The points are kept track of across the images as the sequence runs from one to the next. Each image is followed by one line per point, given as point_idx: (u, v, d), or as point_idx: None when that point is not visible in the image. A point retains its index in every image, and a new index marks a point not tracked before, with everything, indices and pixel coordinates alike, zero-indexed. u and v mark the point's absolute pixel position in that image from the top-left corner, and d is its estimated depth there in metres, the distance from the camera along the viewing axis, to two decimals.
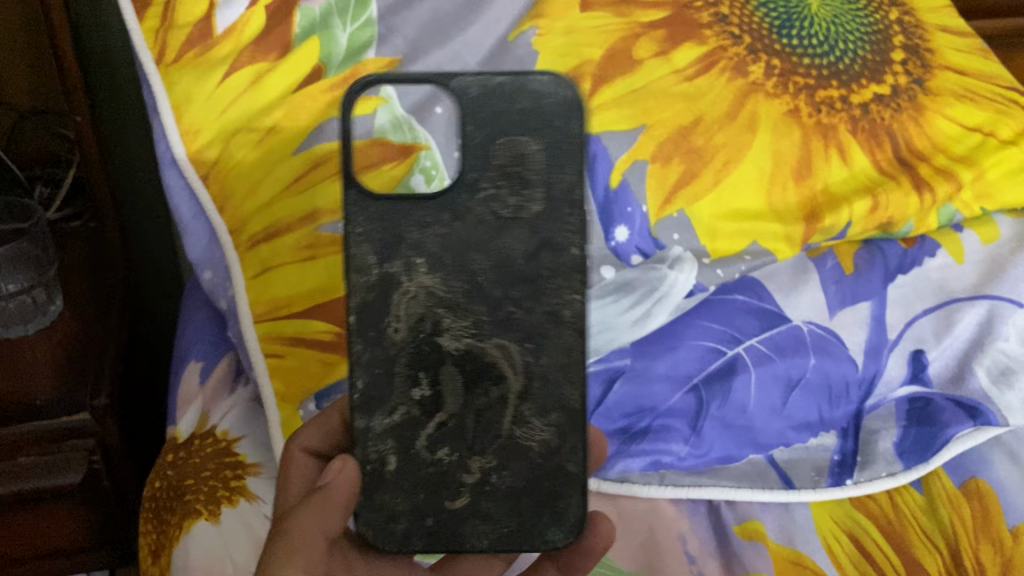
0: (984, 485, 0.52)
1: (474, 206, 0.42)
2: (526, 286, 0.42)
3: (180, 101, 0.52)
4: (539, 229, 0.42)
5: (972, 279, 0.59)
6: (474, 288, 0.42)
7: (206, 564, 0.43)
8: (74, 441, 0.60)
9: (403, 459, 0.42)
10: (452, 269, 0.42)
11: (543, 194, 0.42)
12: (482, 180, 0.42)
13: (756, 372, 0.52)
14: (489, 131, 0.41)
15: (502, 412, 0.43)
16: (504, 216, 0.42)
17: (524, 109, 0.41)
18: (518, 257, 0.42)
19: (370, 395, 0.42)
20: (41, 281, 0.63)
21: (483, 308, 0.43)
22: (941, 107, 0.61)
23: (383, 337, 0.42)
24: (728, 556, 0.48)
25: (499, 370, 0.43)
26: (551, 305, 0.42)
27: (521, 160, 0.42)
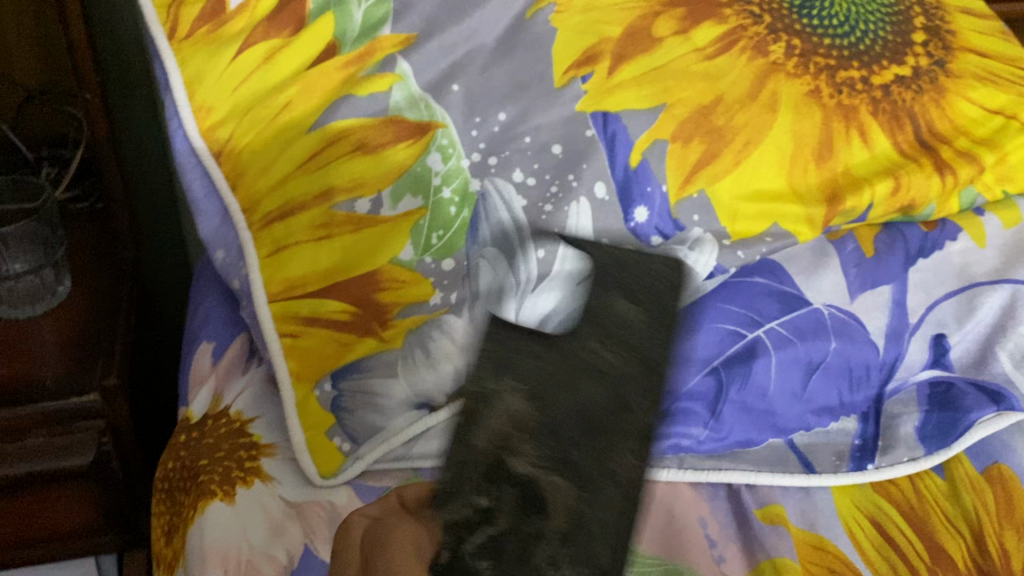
0: (1007, 470, 0.51)
1: (579, 352, 0.41)
2: (598, 437, 0.40)
3: (192, 79, 0.51)
4: (615, 386, 0.41)
5: (994, 263, 0.58)
6: (554, 430, 0.40)
7: (223, 545, 0.43)
8: (85, 422, 0.59)
9: (449, 559, 0.37)
10: (543, 403, 0.40)
11: (636, 361, 0.41)
12: (587, 334, 0.42)
13: (777, 355, 0.52)
14: (605, 290, 0.43)
15: (539, 548, 0.37)
16: (597, 371, 0.41)
17: (631, 277, 0.44)
18: (602, 411, 0.40)
19: (446, 488, 0.38)
20: (50, 262, 0.63)
21: (556, 446, 0.39)
22: (963, 90, 0.60)
23: (470, 443, 0.39)
24: (748, 540, 0.47)
25: (547, 502, 0.38)
26: (612, 467, 0.39)
27: (622, 326, 0.42)
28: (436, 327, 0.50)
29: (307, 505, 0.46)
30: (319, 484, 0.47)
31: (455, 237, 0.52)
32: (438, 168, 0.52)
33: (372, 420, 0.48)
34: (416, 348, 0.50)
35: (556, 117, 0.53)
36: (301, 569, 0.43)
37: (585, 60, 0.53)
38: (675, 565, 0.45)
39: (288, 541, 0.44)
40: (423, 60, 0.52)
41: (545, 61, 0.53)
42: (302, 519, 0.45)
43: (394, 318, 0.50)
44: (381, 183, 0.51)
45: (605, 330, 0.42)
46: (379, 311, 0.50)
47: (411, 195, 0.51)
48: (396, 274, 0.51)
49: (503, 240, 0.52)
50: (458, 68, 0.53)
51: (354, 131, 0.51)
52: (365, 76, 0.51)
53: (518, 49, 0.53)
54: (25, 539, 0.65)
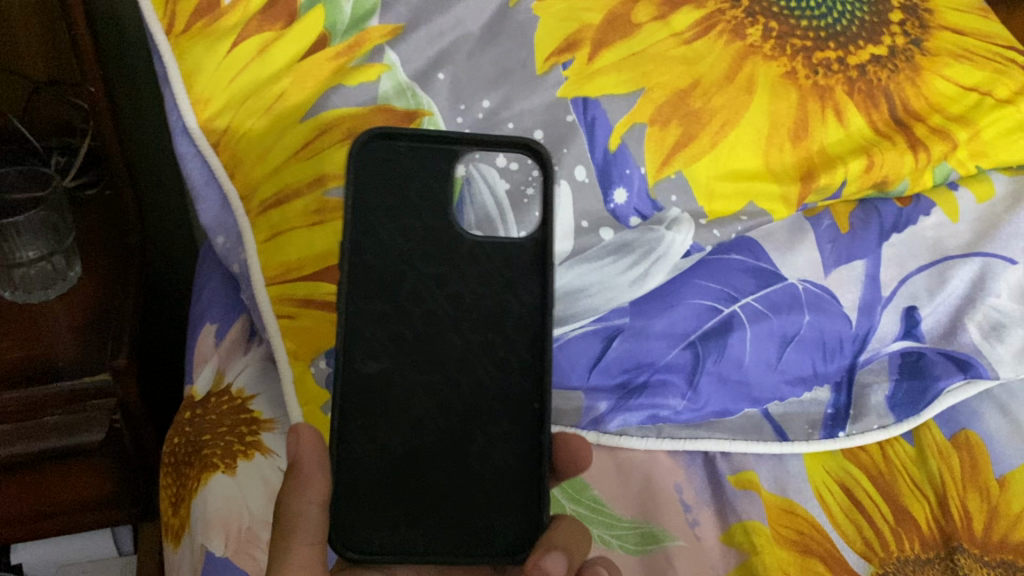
0: (973, 437, 0.54)
1: (427, 266, 0.42)
2: (455, 358, 0.42)
3: (191, 70, 0.53)
4: (470, 301, 0.42)
5: (966, 237, 0.60)
6: (394, 336, 0.41)
7: (224, 515, 0.46)
8: (97, 402, 0.62)
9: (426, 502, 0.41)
10: (388, 322, 0.41)
11: (457, 272, 0.42)
12: (431, 251, 0.42)
13: (752, 329, 0.54)
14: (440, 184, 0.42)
15: (387, 419, 0.41)
16: (458, 293, 0.42)
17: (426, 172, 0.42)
18: (433, 308, 0.42)
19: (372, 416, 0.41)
20: (60, 248, 0.66)
21: (390, 350, 0.41)
22: (938, 68, 0.62)
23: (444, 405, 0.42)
24: (721, 504, 0.50)
25: (417, 410, 0.42)
26: (415, 346, 0.41)
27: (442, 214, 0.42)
28: None
29: None
30: None
31: None
32: None
33: None
34: None
35: (538, 104, 0.54)
36: None
37: (566, 47, 0.55)
38: (649, 528, 0.48)
39: None
40: (411, 48, 0.54)
41: (529, 48, 0.55)
42: None
43: None
44: None
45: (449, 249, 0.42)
46: None
47: None
48: None
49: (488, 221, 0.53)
50: (444, 57, 0.55)
51: (343, 121, 0.53)
52: (354, 67, 0.54)
53: (503, 37, 0.55)
54: (44, 511, 0.68)
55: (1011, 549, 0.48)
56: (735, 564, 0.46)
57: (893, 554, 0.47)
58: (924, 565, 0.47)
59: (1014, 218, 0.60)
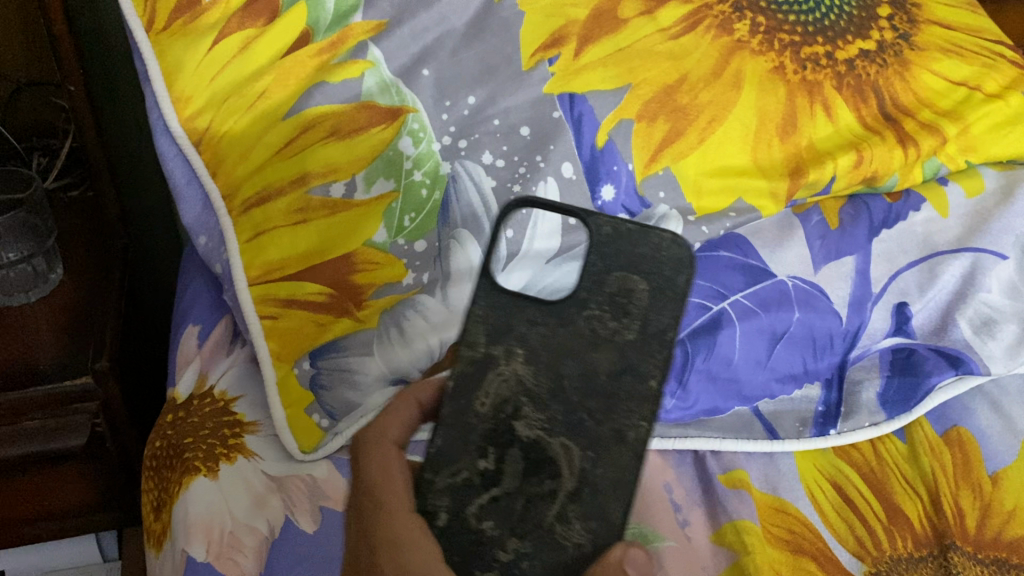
0: (965, 433, 0.53)
1: (577, 319, 0.40)
2: (603, 402, 0.39)
3: (172, 69, 0.52)
4: (626, 352, 0.39)
5: (956, 232, 0.59)
6: (558, 389, 0.39)
7: (207, 519, 0.45)
8: (79, 405, 0.61)
9: (454, 520, 0.38)
10: (545, 366, 0.39)
11: (638, 327, 0.40)
12: (590, 300, 0.40)
13: (741, 326, 0.53)
14: (609, 262, 0.40)
15: (549, 506, 0.38)
16: (599, 335, 0.40)
17: (641, 255, 0.40)
18: (602, 371, 0.39)
19: (439, 454, 0.38)
20: (41, 250, 0.65)
21: (562, 409, 0.39)
22: (926, 62, 0.62)
23: (471, 407, 0.39)
24: (712, 505, 0.49)
25: (606, 512, 0.38)
26: (620, 425, 0.38)
27: (627, 295, 0.40)
28: (411, 306, 0.51)
29: (288, 478, 0.48)
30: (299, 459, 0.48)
31: (426, 220, 0.53)
32: (409, 152, 0.53)
33: (350, 398, 0.50)
34: (392, 327, 0.51)
35: (524, 100, 0.54)
36: (281, 538, 0.45)
37: (552, 43, 0.55)
38: (640, 529, 0.47)
39: (268, 513, 0.46)
40: (394, 44, 0.54)
41: (513, 44, 0.55)
42: (282, 491, 0.47)
43: (371, 299, 0.52)
44: (355, 168, 0.52)
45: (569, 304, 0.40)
46: (355, 293, 0.51)
47: (383, 177, 0.52)
48: (371, 256, 0.52)
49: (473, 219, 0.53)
50: (428, 54, 0.54)
51: (326, 118, 0.52)
52: (337, 63, 0.53)
53: (487, 33, 0.55)
54: (27, 517, 0.67)
55: (1005, 546, 0.47)
56: (726, 564, 0.46)
57: (885, 553, 0.47)
58: (917, 563, 0.46)
59: (1005, 212, 0.60)
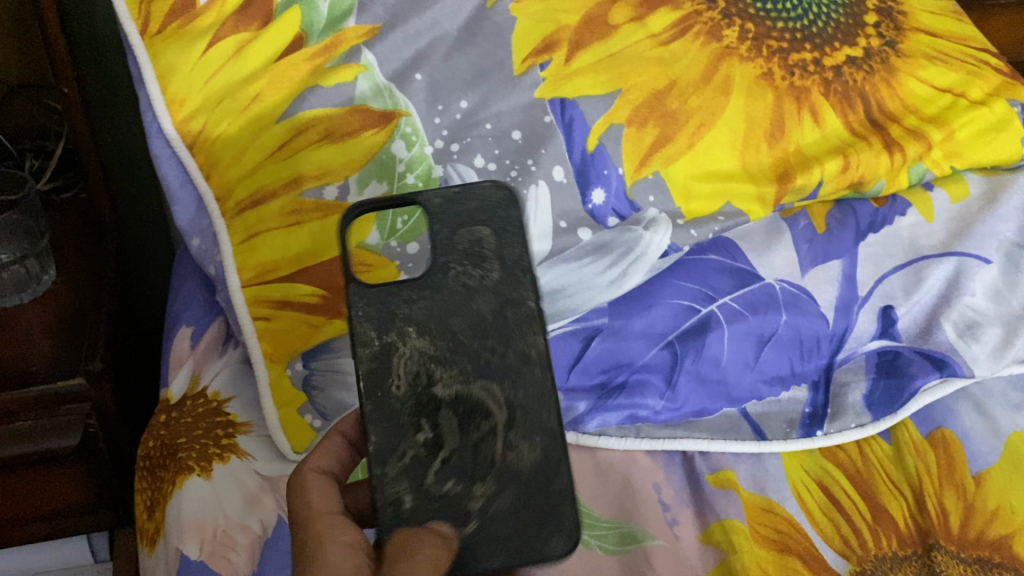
0: (950, 434, 0.54)
1: (447, 283, 0.42)
2: (498, 337, 0.41)
3: (165, 72, 0.53)
4: (502, 291, 0.42)
5: (941, 237, 0.60)
6: (456, 344, 0.41)
7: (200, 518, 0.45)
8: (72, 406, 0.62)
9: (419, 497, 0.38)
10: (437, 332, 0.41)
11: (500, 266, 0.42)
12: (450, 262, 0.42)
13: (729, 328, 0.54)
14: (452, 225, 0.42)
15: (492, 441, 0.40)
16: (472, 288, 0.42)
17: (474, 208, 0.42)
18: (488, 316, 0.41)
19: (379, 450, 0.38)
20: (34, 251, 0.65)
21: (467, 359, 0.41)
22: (912, 69, 0.63)
23: (387, 395, 0.39)
24: (700, 504, 0.50)
25: (542, 422, 0.40)
26: (521, 348, 0.41)
27: (479, 244, 0.42)
28: None
29: (279, 477, 0.48)
30: (294, 460, 0.49)
31: (418, 222, 0.53)
32: (402, 155, 0.53)
33: (341, 398, 0.50)
34: None
35: (516, 105, 0.55)
36: (273, 537, 0.45)
37: (543, 48, 0.55)
38: (629, 528, 0.48)
39: (261, 512, 0.46)
40: (387, 49, 0.54)
41: (506, 49, 0.55)
42: (274, 490, 0.48)
43: None
44: (348, 170, 0.53)
45: (439, 276, 0.42)
46: (347, 295, 0.52)
47: (376, 180, 0.53)
48: (363, 258, 0.52)
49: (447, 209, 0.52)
50: (422, 58, 0.55)
51: (319, 121, 0.53)
52: (331, 67, 0.54)
53: (479, 38, 0.55)
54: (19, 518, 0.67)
55: (988, 545, 0.48)
56: (713, 564, 0.46)
57: (870, 552, 0.47)
58: (901, 562, 0.47)
59: (989, 216, 0.61)
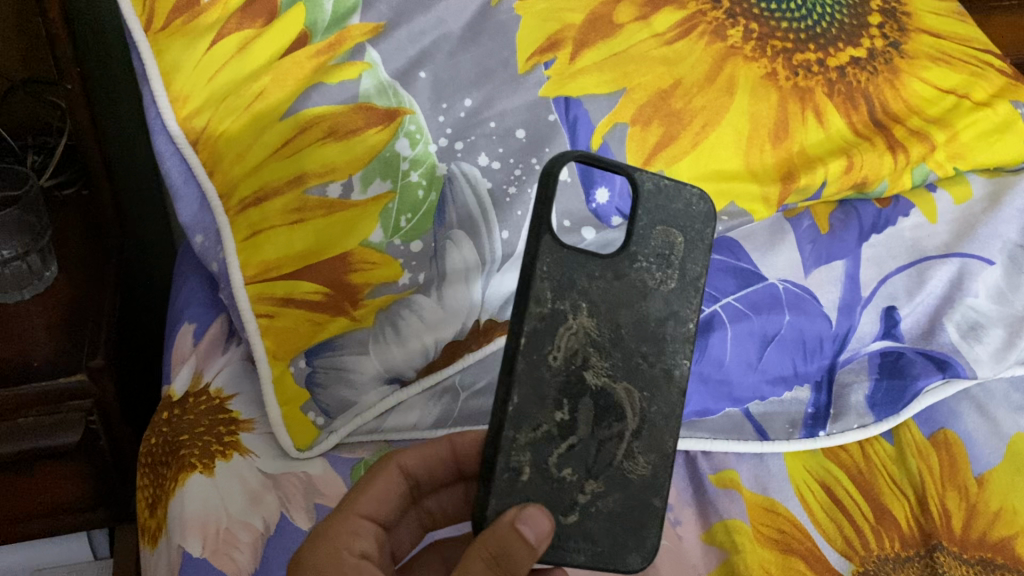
0: (952, 435, 0.54)
1: (630, 273, 0.39)
2: (652, 345, 0.40)
3: (169, 68, 0.53)
4: (670, 301, 0.40)
5: (944, 238, 0.61)
6: (616, 338, 0.39)
7: (203, 516, 0.45)
8: (74, 402, 0.62)
9: (536, 473, 0.38)
10: (605, 318, 0.39)
11: (678, 277, 0.40)
12: (640, 254, 0.39)
13: (732, 328, 0.54)
14: (652, 219, 0.40)
15: (617, 445, 0.39)
16: (648, 287, 0.40)
17: (676, 210, 0.40)
18: (652, 319, 0.40)
19: (518, 413, 0.37)
20: (37, 247, 0.64)
21: (620, 355, 0.39)
22: (917, 70, 0.63)
23: (543, 360, 0.37)
24: (703, 504, 0.50)
25: (662, 444, 0.40)
26: (668, 365, 0.40)
27: (668, 248, 0.40)
28: (406, 306, 0.51)
29: (282, 476, 0.48)
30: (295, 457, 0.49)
31: (422, 220, 0.53)
32: (405, 153, 0.53)
33: (345, 396, 0.50)
34: (387, 326, 0.51)
35: (520, 103, 0.54)
36: (276, 535, 0.45)
37: (548, 47, 0.55)
38: None
39: (264, 510, 0.46)
40: (391, 47, 0.54)
41: (510, 48, 0.55)
42: (278, 488, 0.47)
43: (367, 298, 0.51)
44: (352, 169, 0.52)
45: (615, 262, 0.39)
46: (351, 292, 0.51)
47: (380, 178, 0.53)
48: (369, 256, 0.52)
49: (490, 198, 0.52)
50: (425, 56, 0.55)
51: (324, 119, 0.53)
52: (334, 65, 0.54)
53: (484, 36, 0.55)
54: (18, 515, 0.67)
55: (991, 546, 0.48)
56: (716, 564, 0.46)
57: (873, 553, 0.47)
58: (904, 563, 0.47)
59: (992, 218, 0.61)
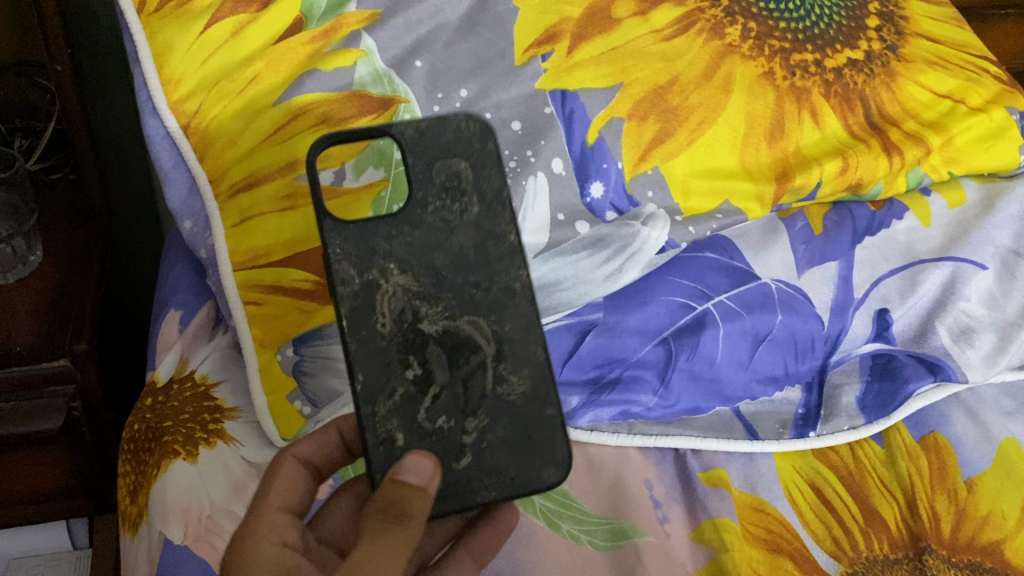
0: (942, 439, 0.53)
1: (425, 218, 0.41)
2: (480, 271, 0.41)
3: (161, 51, 0.52)
4: (482, 224, 0.41)
5: (937, 242, 0.61)
6: (440, 280, 0.40)
7: (184, 503, 0.45)
8: (56, 387, 0.61)
9: (411, 434, 0.39)
10: (421, 267, 0.40)
11: (478, 200, 0.41)
12: (428, 197, 0.41)
13: (724, 327, 0.53)
14: (428, 158, 0.41)
15: (483, 374, 0.40)
16: (451, 221, 0.41)
17: (448, 140, 0.41)
18: (468, 249, 0.41)
19: (368, 389, 0.39)
20: (21, 231, 0.63)
21: (452, 295, 0.40)
22: (913, 74, 0.63)
23: (372, 333, 0.39)
24: (692, 502, 0.49)
25: (528, 354, 0.40)
26: (506, 281, 0.41)
27: (455, 177, 0.41)
28: None
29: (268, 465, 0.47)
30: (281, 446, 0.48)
31: None
32: None
33: (333, 386, 0.48)
34: None
35: (517, 94, 0.54)
36: None
37: (545, 39, 0.55)
38: (620, 524, 0.47)
39: (246, 499, 0.46)
40: (388, 36, 0.54)
41: (507, 39, 0.55)
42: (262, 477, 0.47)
43: None
44: (345, 157, 0.52)
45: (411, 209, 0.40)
46: None
47: (373, 167, 0.52)
48: None
49: (455, 186, 0.41)
50: (422, 45, 0.54)
51: (316, 106, 0.52)
52: (329, 51, 0.53)
53: (481, 27, 0.55)
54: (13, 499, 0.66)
55: (979, 550, 0.48)
56: (704, 562, 0.46)
57: (862, 554, 0.47)
58: (892, 565, 0.47)
59: (986, 223, 0.61)
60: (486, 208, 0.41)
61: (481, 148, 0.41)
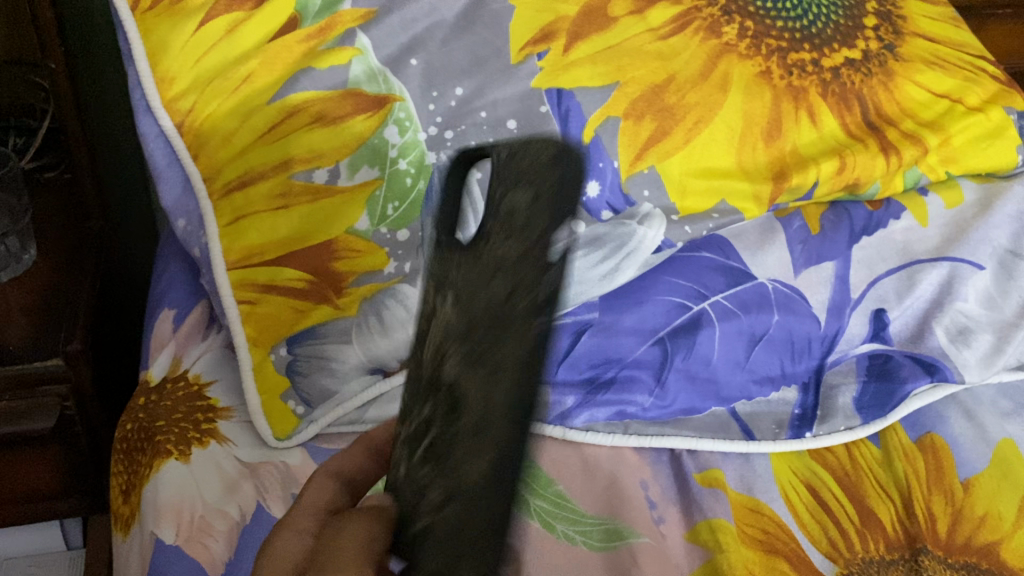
0: (939, 440, 0.53)
1: (497, 248, 0.36)
2: (493, 324, 0.34)
3: (156, 48, 0.52)
4: (511, 266, 0.35)
5: (935, 242, 0.60)
6: (460, 313, 0.35)
7: (177, 502, 0.45)
8: (48, 387, 0.60)
9: None
10: (454, 287, 0.36)
11: (509, 232, 0.36)
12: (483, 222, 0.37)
13: (720, 327, 0.53)
14: (507, 181, 0.38)
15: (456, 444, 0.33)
16: (508, 259, 0.35)
17: (522, 167, 0.38)
18: (501, 296, 0.35)
19: None
20: (16, 229, 0.63)
21: (462, 340, 0.34)
22: (910, 73, 0.62)
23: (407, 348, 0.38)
24: (687, 502, 0.49)
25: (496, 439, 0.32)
26: (504, 337, 0.33)
27: (510, 209, 0.37)
28: (390, 295, 0.51)
29: (261, 465, 0.47)
30: (274, 446, 0.47)
31: (409, 209, 0.53)
32: (394, 141, 0.53)
33: (326, 386, 0.49)
34: (371, 315, 0.50)
35: (511, 94, 0.54)
36: (252, 525, 0.44)
37: (541, 38, 0.55)
38: (615, 525, 0.47)
39: (240, 499, 0.45)
40: (383, 33, 0.53)
41: (503, 37, 0.54)
42: (255, 477, 0.46)
43: (351, 286, 0.51)
44: (340, 155, 0.52)
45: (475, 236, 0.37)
46: (335, 280, 0.51)
47: (368, 166, 0.52)
48: (353, 244, 0.52)
49: (510, 224, 0.36)
50: (418, 43, 0.54)
51: (312, 104, 0.52)
52: (324, 49, 0.52)
53: (477, 25, 0.54)
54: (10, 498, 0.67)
55: (976, 551, 0.47)
56: (699, 563, 0.46)
57: (858, 555, 0.47)
58: (889, 566, 0.46)
59: (983, 222, 0.60)
60: (521, 254, 0.35)
61: (549, 175, 0.38)
